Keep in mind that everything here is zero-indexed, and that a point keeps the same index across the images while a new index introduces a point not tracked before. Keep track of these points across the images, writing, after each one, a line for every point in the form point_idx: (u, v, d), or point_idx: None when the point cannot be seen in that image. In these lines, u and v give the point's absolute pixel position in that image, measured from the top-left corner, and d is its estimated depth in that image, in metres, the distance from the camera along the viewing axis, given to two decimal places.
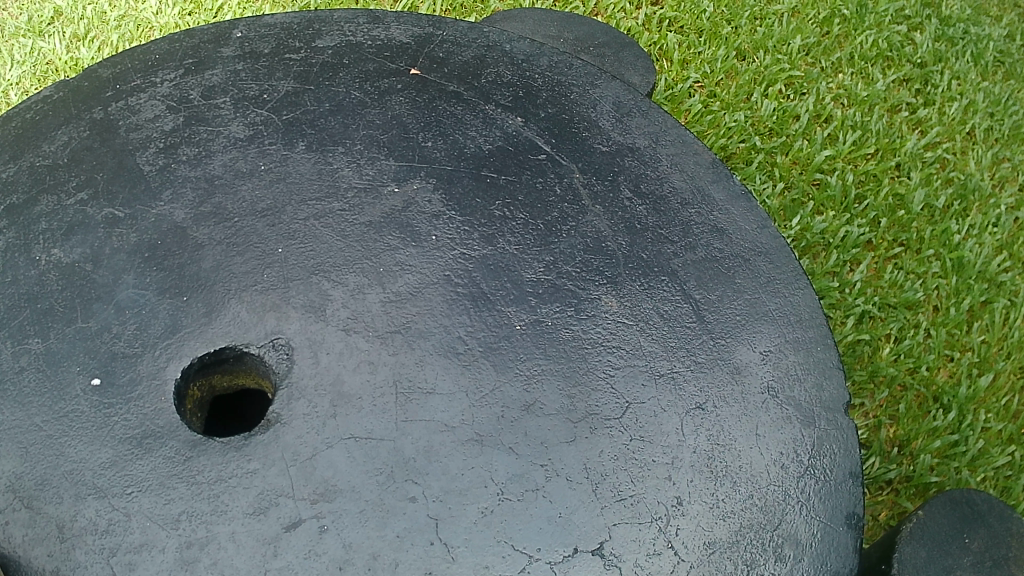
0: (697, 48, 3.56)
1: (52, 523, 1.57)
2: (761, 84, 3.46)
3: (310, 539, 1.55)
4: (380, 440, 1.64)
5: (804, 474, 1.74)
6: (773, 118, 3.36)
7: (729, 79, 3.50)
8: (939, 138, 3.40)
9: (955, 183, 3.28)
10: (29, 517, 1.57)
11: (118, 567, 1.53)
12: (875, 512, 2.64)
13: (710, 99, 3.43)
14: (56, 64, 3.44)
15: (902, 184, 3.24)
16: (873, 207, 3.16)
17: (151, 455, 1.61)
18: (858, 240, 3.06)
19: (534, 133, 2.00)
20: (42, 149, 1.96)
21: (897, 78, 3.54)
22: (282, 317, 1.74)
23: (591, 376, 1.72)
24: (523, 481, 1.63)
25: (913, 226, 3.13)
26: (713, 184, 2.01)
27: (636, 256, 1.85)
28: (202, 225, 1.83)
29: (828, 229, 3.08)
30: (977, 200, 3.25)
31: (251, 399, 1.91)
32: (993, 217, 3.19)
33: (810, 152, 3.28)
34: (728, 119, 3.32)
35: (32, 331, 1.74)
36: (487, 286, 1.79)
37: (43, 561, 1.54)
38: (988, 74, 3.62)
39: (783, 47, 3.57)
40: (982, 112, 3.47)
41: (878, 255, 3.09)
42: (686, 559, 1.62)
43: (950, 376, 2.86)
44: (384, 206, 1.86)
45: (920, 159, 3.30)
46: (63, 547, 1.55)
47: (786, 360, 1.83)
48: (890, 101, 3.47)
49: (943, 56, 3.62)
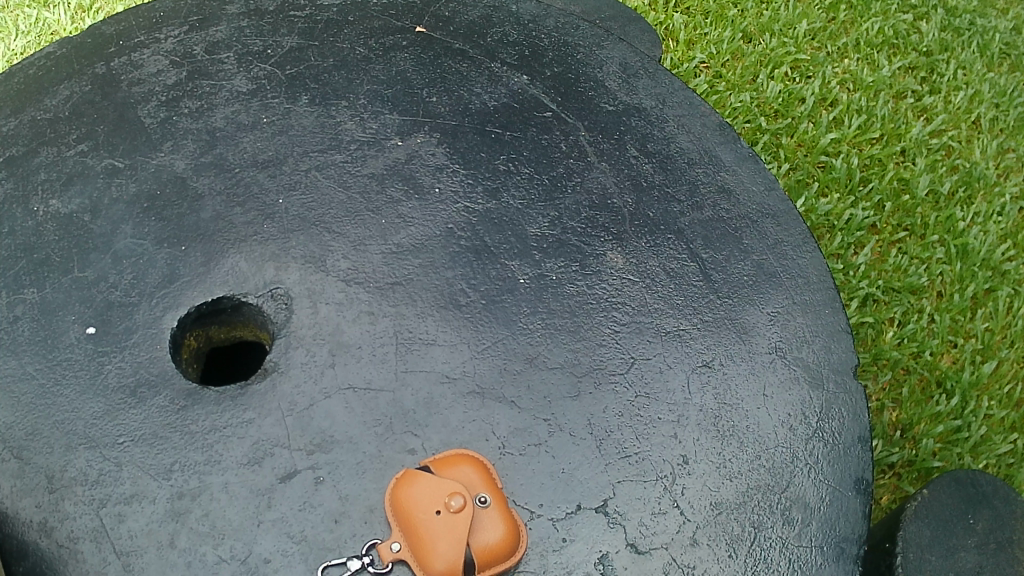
0: (703, 30, 3.28)
1: (41, 473, 1.58)
2: (767, 66, 3.20)
3: (305, 489, 1.58)
4: (379, 390, 1.64)
5: (813, 437, 1.71)
6: (779, 100, 3.11)
7: (735, 62, 3.24)
8: (944, 125, 3.13)
9: (961, 171, 3.02)
10: (19, 467, 1.59)
11: (108, 518, 1.55)
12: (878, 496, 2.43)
13: (715, 81, 3.18)
14: (61, 34, 3.36)
15: (907, 169, 2.99)
16: (878, 190, 2.92)
17: (144, 404, 1.64)
18: (863, 222, 2.83)
19: (539, 91, 1.97)
20: (43, 103, 1.93)
21: (902, 66, 3.27)
22: (281, 267, 1.72)
23: (594, 331, 1.71)
24: (525, 436, 1.63)
25: (918, 212, 2.90)
26: (721, 146, 1.95)
27: (642, 214, 1.83)
28: (202, 176, 1.81)
29: (832, 211, 2.85)
30: (983, 188, 2.99)
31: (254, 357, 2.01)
32: (997, 206, 2.94)
33: (815, 135, 3.03)
34: (733, 102, 3.07)
35: (28, 280, 1.74)
36: (490, 240, 1.77)
37: (31, 512, 1.55)
38: (994, 65, 3.34)
39: (789, 31, 3.31)
40: (988, 102, 3.19)
41: (882, 239, 2.85)
42: (692, 519, 1.61)
43: (953, 363, 2.64)
44: (387, 159, 1.84)
45: (926, 146, 3.05)
46: (52, 498, 1.57)
47: (793, 321, 1.79)
48: (896, 88, 3.20)
49: (949, 45, 3.33)
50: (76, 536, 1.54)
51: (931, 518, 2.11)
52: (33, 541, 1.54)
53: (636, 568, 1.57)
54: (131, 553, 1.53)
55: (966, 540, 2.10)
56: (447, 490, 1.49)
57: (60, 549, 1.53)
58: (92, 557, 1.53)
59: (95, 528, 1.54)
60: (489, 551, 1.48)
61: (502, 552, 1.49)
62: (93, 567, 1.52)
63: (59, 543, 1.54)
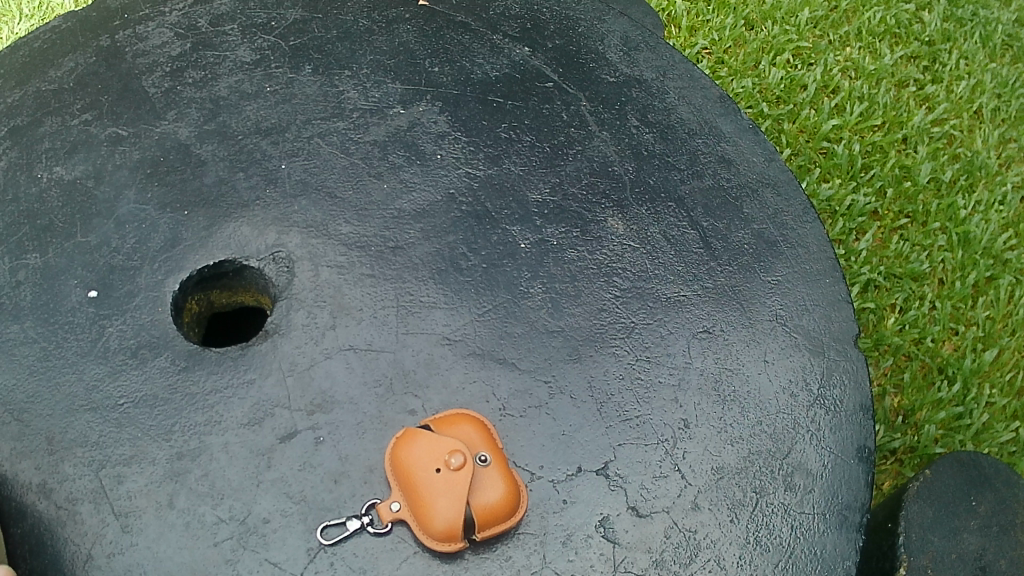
0: (705, 16, 3.29)
1: (40, 436, 1.58)
2: (769, 52, 3.21)
3: (305, 450, 1.57)
4: (379, 351, 1.64)
5: (815, 404, 1.70)
6: (781, 86, 3.12)
7: (737, 48, 3.25)
8: (945, 115, 3.14)
9: (962, 159, 3.03)
10: (19, 430, 1.58)
11: (106, 480, 1.55)
12: (878, 481, 2.45)
13: (717, 67, 3.19)
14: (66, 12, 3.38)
15: (907, 156, 3.01)
16: (880, 177, 2.94)
17: (145, 366, 1.64)
18: (864, 208, 2.85)
19: (541, 62, 1.99)
20: (48, 75, 1.95)
21: (904, 55, 3.27)
22: (282, 231, 1.73)
23: (595, 296, 1.71)
24: (526, 398, 1.62)
25: (919, 199, 2.91)
26: (721, 117, 1.96)
27: (643, 181, 1.84)
28: (205, 143, 1.82)
29: (833, 197, 2.87)
30: (984, 177, 3.00)
31: (252, 313, 2.02)
32: (998, 194, 2.95)
33: (817, 121, 3.05)
34: (734, 87, 3.09)
35: (31, 246, 1.74)
36: (492, 205, 1.78)
37: (30, 474, 1.55)
38: (996, 57, 3.34)
39: (792, 18, 3.31)
40: (990, 92, 3.20)
41: (884, 226, 2.87)
42: (693, 483, 1.60)
43: (954, 350, 2.65)
44: (389, 127, 1.86)
45: (928, 134, 3.05)
46: (52, 459, 1.56)
47: (795, 289, 1.79)
48: (898, 76, 3.21)
49: (952, 35, 3.34)
50: (75, 498, 1.53)
51: (933, 500, 2.08)
52: (31, 504, 1.53)
53: (638, 531, 1.56)
54: (129, 514, 1.52)
55: (968, 522, 2.07)
56: (444, 449, 1.47)
57: (59, 511, 1.53)
58: (91, 518, 1.52)
59: (94, 490, 1.54)
60: (490, 510, 1.47)
61: (503, 511, 1.48)
62: (92, 528, 1.51)
63: (57, 505, 1.53)
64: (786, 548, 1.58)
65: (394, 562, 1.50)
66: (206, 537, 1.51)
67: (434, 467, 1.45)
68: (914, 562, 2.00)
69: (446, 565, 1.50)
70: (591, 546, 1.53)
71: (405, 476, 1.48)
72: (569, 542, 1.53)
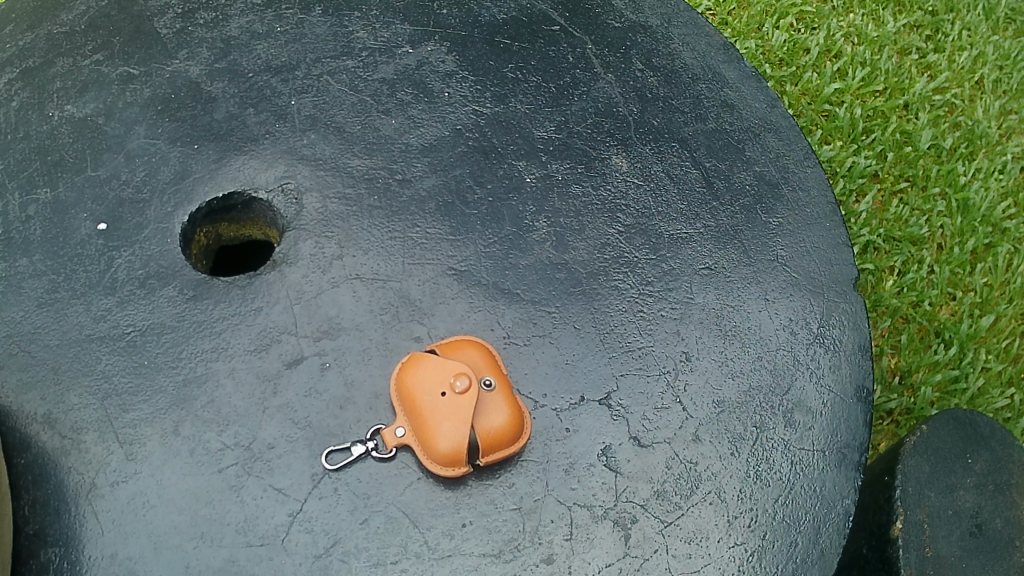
0: None
1: (46, 366, 1.59)
2: (773, 16, 3.22)
3: (311, 376, 1.59)
4: (386, 281, 1.68)
5: (815, 342, 1.71)
6: (784, 49, 3.15)
7: (741, 9, 3.24)
8: (947, 83, 3.17)
9: (963, 127, 3.07)
10: (26, 360, 1.59)
11: (112, 408, 1.56)
12: (875, 441, 2.53)
13: (720, 27, 3.19)
14: None
15: (908, 123, 3.04)
16: (881, 141, 2.98)
17: (153, 295, 1.65)
18: (865, 170, 2.89)
19: (548, 7, 2.04)
20: (59, 18, 1.96)
21: (907, 23, 3.28)
22: (292, 164, 1.78)
23: (598, 231, 1.76)
24: (529, 327, 1.65)
25: (920, 164, 2.96)
26: (725, 64, 2.00)
27: (647, 122, 1.89)
28: (217, 80, 1.86)
29: (834, 158, 2.91)
30: (984, 146, 3.04)
31: (261, 259, 2.04)
32: (998, 163, 3.00)
33: (820, 84, 3.08)
34: (738, 47, 3.11)
35: (41, 182, 1.75)
36: (498, 141, 1.84)
37: (36, 404, 1.56)
38: (999, 29, 3.33)
39: None
40: (991, 64, 3.22)
41: (884, 188, 2.92)
42: (694, 415, 1.62)
43: (951, 315, 2.72)
44: (398, 65, 1.91)
45: (929, 101, 3.09)
46: (58, 390, 1.57)
47: (796, 230, 1.81)
48: (900, 44, 3.23)
49: (955, 6, 3.33)
50: (81, 427, 1.54)
51: (931, 455, 2.05)
52: (35, 435, 1.54)
53: (640, 461, 1.57)
54: (134, 442, 1.53)
55: (964, 480, 2.03)
56: (446, 372, 1.46)
57: (63, 440, 1.53)
58: (96, 446, 1.53)
59: (100, 418, 1.55)
60: (493, 435, 1.46)
61: (506, 437, 1.47)
62: (96, 457, 1.52)
63: (62, 435, 1.54)
64: (786, 483, 1.58)
65: (398, 488, 1.51)
66: (210, 463, 1.52)
67: (438, 391, 1.44)
68: (911, 515, 1.96)
69: (448, 490, 1.51)
70: (594, 475, 1.54)
71: (410, 401, 1.48)
72: (572, 471, 1.54)
